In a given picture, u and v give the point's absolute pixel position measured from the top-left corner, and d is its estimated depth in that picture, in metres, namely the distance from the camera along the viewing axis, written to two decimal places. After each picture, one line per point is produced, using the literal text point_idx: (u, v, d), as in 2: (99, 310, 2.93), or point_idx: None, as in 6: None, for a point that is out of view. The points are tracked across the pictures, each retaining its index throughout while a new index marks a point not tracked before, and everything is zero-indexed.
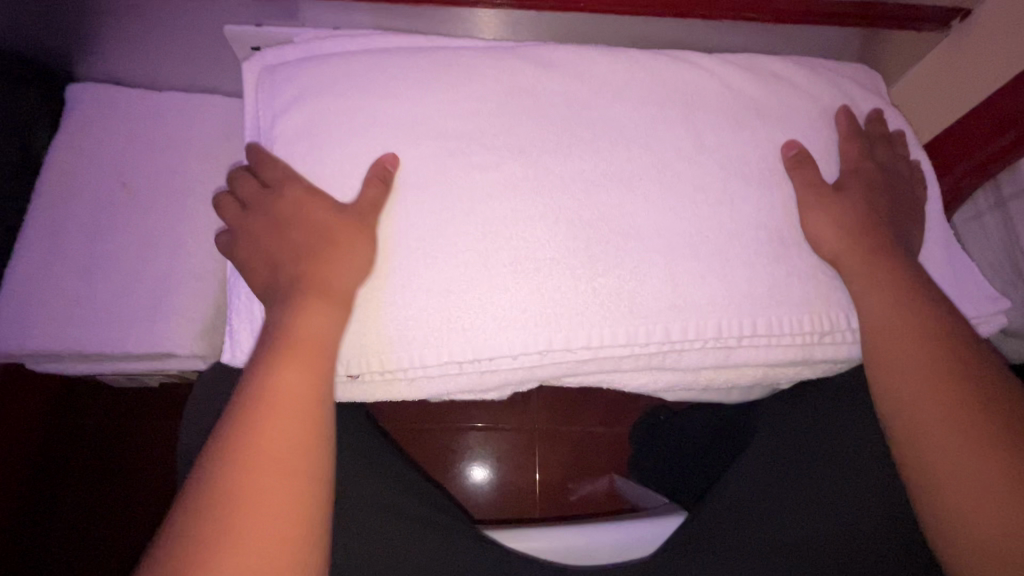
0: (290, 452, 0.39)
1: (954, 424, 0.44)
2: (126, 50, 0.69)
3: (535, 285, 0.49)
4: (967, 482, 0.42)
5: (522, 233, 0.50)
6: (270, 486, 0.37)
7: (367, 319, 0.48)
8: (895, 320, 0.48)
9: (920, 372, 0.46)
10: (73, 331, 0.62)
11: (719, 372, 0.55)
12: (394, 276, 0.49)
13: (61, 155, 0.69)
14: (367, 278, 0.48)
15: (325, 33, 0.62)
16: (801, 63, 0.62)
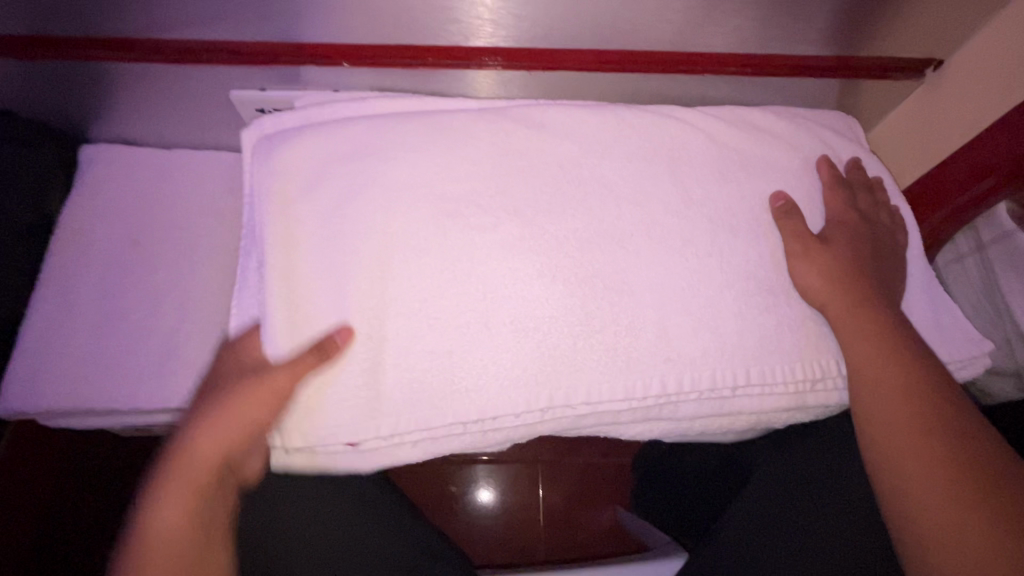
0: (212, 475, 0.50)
1: (935, 471, 0.45)
2: (137, 112, 0.72)
3: (534, 343, 0.51)
4: (947, 522, 0.44)
5: (520, 293, 0.52)
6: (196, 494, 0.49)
7: (370, 383, 0.50)
8: (878, 361, 0.50)
9: (902, 415, 0.48)
10: (86, 388, 0.64)
11: (716, 420, 0.57)
12: (392, 345, 0.50)
13: (75, 215, 0.71)
14: (371, 344, 0.50)
15: (326, 96, 0.65)
16: (783, 115, 0.65)
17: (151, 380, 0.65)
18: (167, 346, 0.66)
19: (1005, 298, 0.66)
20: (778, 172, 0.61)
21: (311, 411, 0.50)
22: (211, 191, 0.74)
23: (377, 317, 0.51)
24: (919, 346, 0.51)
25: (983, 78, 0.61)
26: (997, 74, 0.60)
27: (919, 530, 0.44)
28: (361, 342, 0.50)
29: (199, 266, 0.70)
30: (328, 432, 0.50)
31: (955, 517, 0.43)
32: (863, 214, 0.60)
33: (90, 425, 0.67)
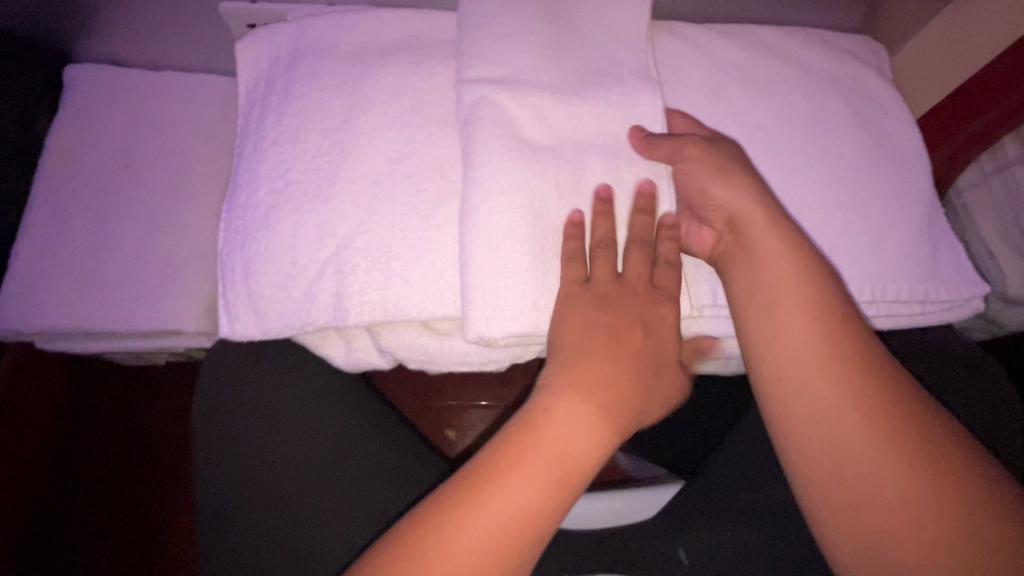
0: (543, 502, 0.40)
1: (846, 412, 0.43)
2: (121, 28, 0.69)
3: (527, 236, 0.48)
4: (865, 475, 0.41)
5: (516, 178, 0.48)
6: (505, 524, 0.39)
7: (341, 263, 0.50)
8: (760, 290, 0.48)
9: (802, 369, 0.45)
10: (81, 309, 0.63)
11: (688, 344, 0.57)
12: (354, 237, 0.50)
13: (62, 136, 0.69)
14: (344, 221, 0.51)
15: (319, 8, 0.61)
16: (802, 36, 0.61)
17: (146, 304, 0.64)
18: (162, 270, 0.65)
19: None
20: (796, 91, 0.58)
21: (277, 293, 0.51)
22: (202, 114, 0.71)
23: (352, 198, 0.51)
24: (871, 271, 0.52)
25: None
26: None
27: (842, 482, 0.42)
28: (329, 216, 0.51)
29: (191, 191, 0.68)
30: (297, 306, 0.51)
31: (874, 466, 0.41)
32: (881, 137, 0.57)
33: (91, 349, 0.67)
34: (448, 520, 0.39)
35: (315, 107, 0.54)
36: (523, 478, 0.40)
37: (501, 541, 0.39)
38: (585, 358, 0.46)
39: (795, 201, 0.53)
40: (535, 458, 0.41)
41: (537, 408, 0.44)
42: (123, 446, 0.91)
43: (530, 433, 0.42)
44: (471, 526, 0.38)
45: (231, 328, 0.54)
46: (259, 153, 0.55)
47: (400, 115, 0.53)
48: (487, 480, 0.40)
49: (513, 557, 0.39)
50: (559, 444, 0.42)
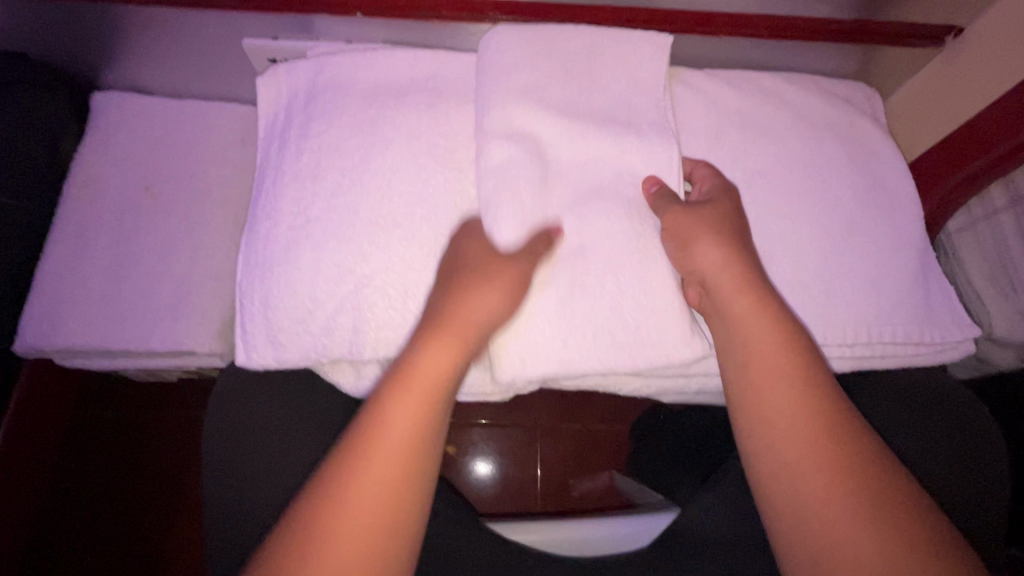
0: (389, 480, 0.41)
1: (814, 468, 0.43)
2: (148, 59, 0.72)
3: (561, 279, 0.52)
4: (819, 515, 0.42)
5: (543, 225, 0.53)
6: (376, 499, 0.40)
7: (361, 301, 0.53)
8: (742, 340, 0.49)
9: (783, 424, 0.46)
10: (100, 328, 0.65)
11: (690, 378, 0.59)
12: (374, 273, 0.53)
13: (88, 160, 0.72)
14: (363, 257, 0.53)
15: (337, 46, 0.64)
16: (799, 82, 0.64)
17: (163, 324, 0.66)
18: (178, 292, 0.67)
19: None
20: (793, 136, 0.60)
21: (296, 325, 0.54)
22: (221, 141, 0.74)
23: (371, 235, 0.54)
24: (862, 313, 0.55)
25: (1004, 46, 0.58)
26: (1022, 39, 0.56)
27: (807, 534, 0.42)
28: (350, 253, 0.53)
29: (209, 215, 0.71)
30: (317, 338, 0.54)
31: (836, 521, 0.42)
32: (874, 181, 0.60)
33: (105, 367, 0.69)
34: (329, 518, 0.39)
35: (333, 143, 0.57)
36: (403, 406, 0.43)
37: (373, 531, 0.39)
38: (428, 343, 0.46)
39: (791, 242, 0.56)
40: (385, 450, 0.41)
41: (411, 361, 0.45)
42: (129, 461, 0.93)
43: (367, 449, 0.41)
44: (351, 519, 0.39)
45: (247, 357, 0.55)
46: (278, 189, 0.57)
47: (415, 154, 0.56)
48: (339, 481, 0.40)
49: (384, 563, 0.39)
50: (427, 385, 0.44)
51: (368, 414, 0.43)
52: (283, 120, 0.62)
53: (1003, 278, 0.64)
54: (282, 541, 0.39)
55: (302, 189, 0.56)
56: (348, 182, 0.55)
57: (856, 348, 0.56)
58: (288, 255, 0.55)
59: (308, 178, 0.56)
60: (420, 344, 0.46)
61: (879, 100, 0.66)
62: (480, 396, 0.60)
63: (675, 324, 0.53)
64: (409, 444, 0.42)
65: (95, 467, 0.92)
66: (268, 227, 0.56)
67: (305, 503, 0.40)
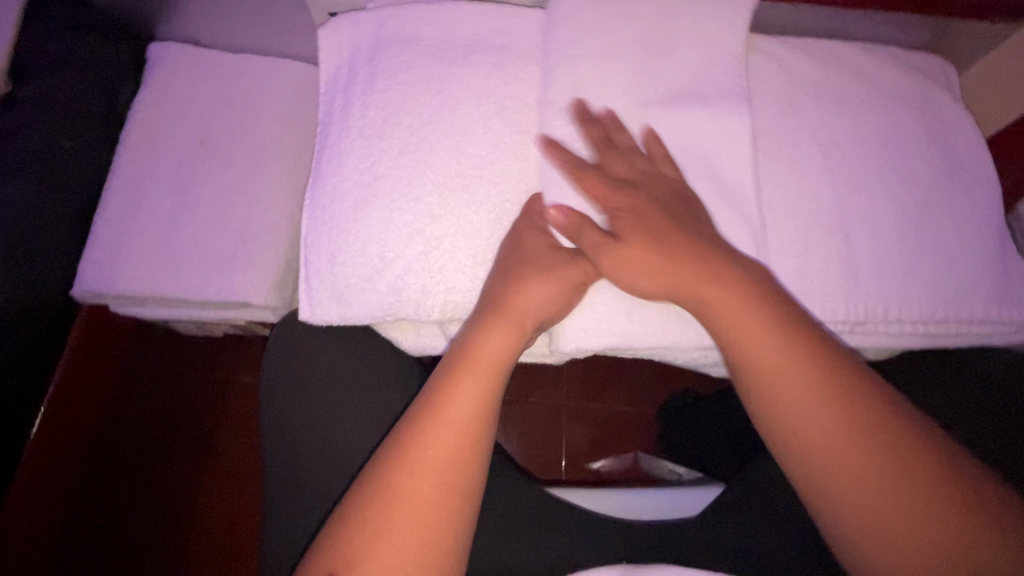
0: (444, 467, 0.42)
1: (849, 456, 0.41)
2: (207, 10, 0.71)
3: None
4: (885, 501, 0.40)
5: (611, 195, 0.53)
6: (426, 492, 0.41)
7: (432, 259, 0.53)
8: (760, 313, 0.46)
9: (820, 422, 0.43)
10: (156, 276, 0.66)
11: None
12: (445, 232, 0.53)
13: (145, 110, 0.72)
14: (434, 215, 0.53)
15: (402, 1, 0.63)
16: (874, 53, 0.62)
17: (218, 275, 0.66)
18: (233, 244, 0.67)
19: None
20: (869, 108, 0.58)
21: (362, 281, 0.53)
22: (276, 98, 0.74)
23: (442, 193, 0.53)
24: (934, 292, 0.53)
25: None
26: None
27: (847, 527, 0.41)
28: (420, 210, 0.53)
29: (264, 170, 0.70)
30: (384, 296, 0.53)
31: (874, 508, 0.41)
32: (951, 157, 0.58)
33: (158, 317, 0.70)
34: (398, 479, 0.42)
35: (401, 97, 0.56)
36: (465, 386, 0.45)
37: (440, 490, 0.42)
38: (487, 327, 0.48)
39: (867, 216, 0.54)
40: (446, 422, 0.44)
41: (472, 345, 0.47)
42: (168, 418, 0.94)
43: (434, 416, 0.44)
44: (417, 481, 0.42)
45: (312, 312, 0.56)
46: (344, 145, 0.57)
47: (484, 113, 0.55)
48: (412, 446, 0.43)
49: (449, 524, 0.41)
50: (486, 364, 0.47)
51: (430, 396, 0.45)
52: (346, 74, 0.62)
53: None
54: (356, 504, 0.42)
55: (369, 143, 0.56)
56: (416, 137, 0.55)
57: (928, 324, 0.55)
58: (355, 208, 0.54)
59: (376, 132, 0.56)
60: (481, 327, 0.49)
61: (954, 75, 0.64)
62: (537, 359, 0.61)
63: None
64: (467, 421, 0.44)
65: (135, 423, 0.93)
66: (333, 179, 0.56)
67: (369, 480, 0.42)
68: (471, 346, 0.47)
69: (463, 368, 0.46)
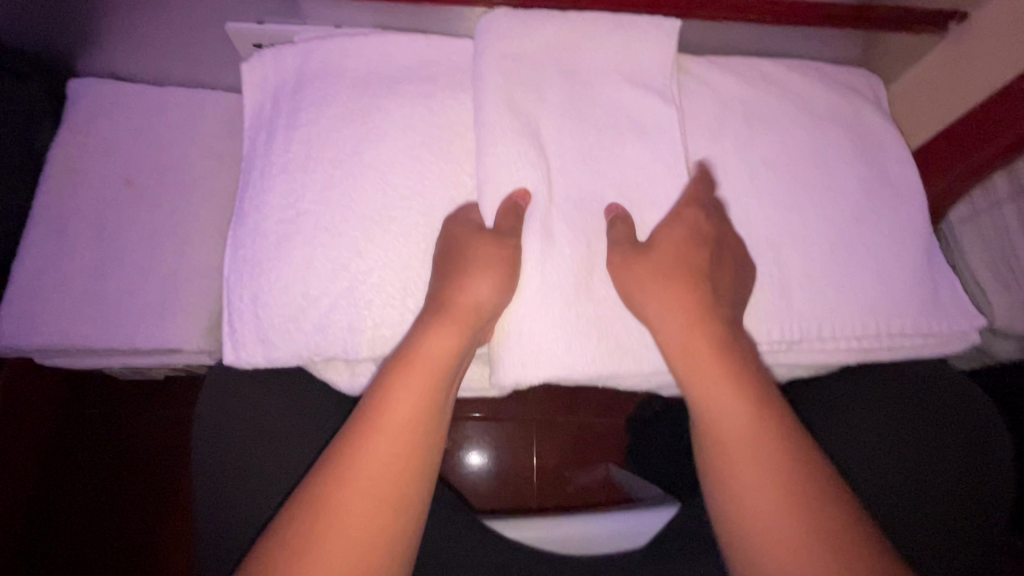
0: (387, 477, 0.41)
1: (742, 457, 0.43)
2: (128, 45, 0.69)
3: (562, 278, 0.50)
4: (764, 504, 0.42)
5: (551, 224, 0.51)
6: (365, 504, 0.40)
7: (357, 295, 0.51)
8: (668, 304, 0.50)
9: (741, 447, 0.44)
10: (80, 327, 0.63)
11: None
12: (370, 266, 0.51)
13: (65, 151, 0.69)
14: (358, 249, 0.51)
15: (325, 32, 0.62)
16: (801, 69, 0.62)
17: (148, 322, 0.64)
18: (163, 288, 0.65)
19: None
20: (796, 125, 0.59)
21: (287, 321, 0.52)
22: (206, 132, 0.71)
23: (365, 227, 0.52)
24: (866, 308, 0.54)
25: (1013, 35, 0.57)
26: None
27: (759, 556, 0.40)
28: (343, 245, 0.52)
29: (195, 208, 0.68)
30: (309, 334, 0.52)
31: (776, 526, 0.41)
32: (878, 171, 0.58)
33: (91, 365, 0.67)
34: (341, 487, 0.40)
35: (322, 134, 0.55)
36: (408, 389, 0.44)
37: (389, 495, 0.41)
38: (433, 326, 0.47)
39: (797, 236, 0.54)
40: (391, 429, 0.43)
41: (415, 344, 0.46)
42: (116, 461, 0.91)
43: (377, 425, 0.43)
44: (362, 486, 0.40)
45: (236, 355, 0.54)
46: (267, 181, 0.55)
47: (410, 145, 0.54)
48: (354, 455, 0.41)
49: (395, 529, 0.40)
50: (433, 364, 0.46)
51: (373, 401, 0.44)
52: (269, 109, 0.60)
53: (1004, 271, 0.64)
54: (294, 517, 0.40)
55: (290, 182, 0.54)
56: (338, 174, 0.53)
57: (863, 340, 0.55)
58: (277, 251, 0.52)
59: (297, 171, 0.54)
60: (427, 325, 0.47)
61: (881, 88, 0.65)
62: (479, 394, 0.59)
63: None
64: (410, 425, 0.43)
65: (80, 466, 0.89)
66: (255, 221, 0.54)
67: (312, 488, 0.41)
68: (414, 345, 0.46)
69: (407, 371, 0.45)
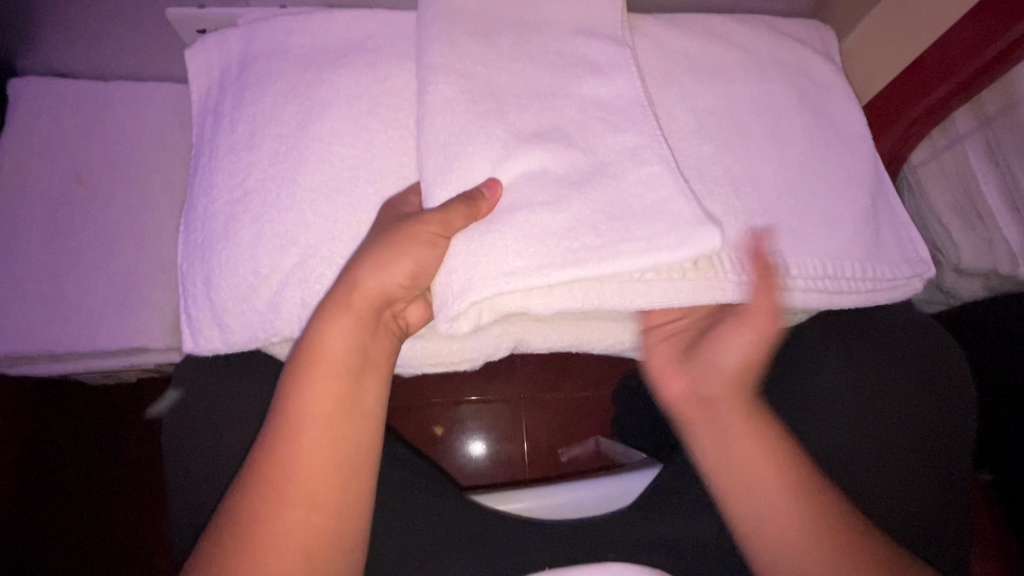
0: (312, 475, 0.41)
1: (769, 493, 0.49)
2: (66, 41, 0.67)
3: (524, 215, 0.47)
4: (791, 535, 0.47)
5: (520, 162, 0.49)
6: (293, 507, 0.40)
7: (313, 275, 0.50)
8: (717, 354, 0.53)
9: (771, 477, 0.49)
10: (40, 331, 0.62)
11: None
12: (325, 243, 0.51)
13: (10, 154, 0.67)
14: (311, 227, 0.51)
15: (269, 12, 0.60)
16: (751, 23, 0.62)
17: (111, 321, 0.63)
18: (124, 286, 0.64)
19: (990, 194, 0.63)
20: (751, 78, 0.59)
21: (244, 305, 0.51)
22: (156, 125, 0.69)
23: (317, 205, 0.51)
24: (828, 254, 0.54)
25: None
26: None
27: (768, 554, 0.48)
28: (296, 224, 0.51)
29: (151, 203, 0.67)
30: (265, 316, 0.51)
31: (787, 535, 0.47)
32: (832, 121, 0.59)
33: (56, 371, 0.66)
34: (263, 496, 0.40)
35: (269, 114, 0.53)
36: (319, 382, 0.44)
37: (309, 496, 0.41)
38: (330, 316, 0.45)
39: (754, 186, 0.55)
40: (301, 437, 0.42)
41: (317, 338, 0.45)
42: (101, 467, 0.91)
43: (291, 423, 0.43)
44: (284, 500, 0.40)
45: (194, 342, 0.53)
46: (213, 163, 0.54)
47: (359, 118, 0.53)
48: (274, 455, 0.42)
49: (328, 530, 0.41)
50: (337, 355, 0.45)
51: (284, 399, 0.44)
52: (215, 95, 0.58)
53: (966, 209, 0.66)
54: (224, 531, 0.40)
55: (239, 167, 0.53)
56: (288, 154, 0.52)
57: (826, 280, 0.54)
58: (232, 238, 0.52)
59: (246, 154, 0.53)
60: (326, 316, 0.46)
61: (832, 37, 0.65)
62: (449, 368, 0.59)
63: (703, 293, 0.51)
64: (325, 421, 0.43)
65: (65, 474, 0.89)
66: (208, 210, 0.53)
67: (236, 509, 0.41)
68: (314, 336, 0.45)
69: (310, 363, 0.44)
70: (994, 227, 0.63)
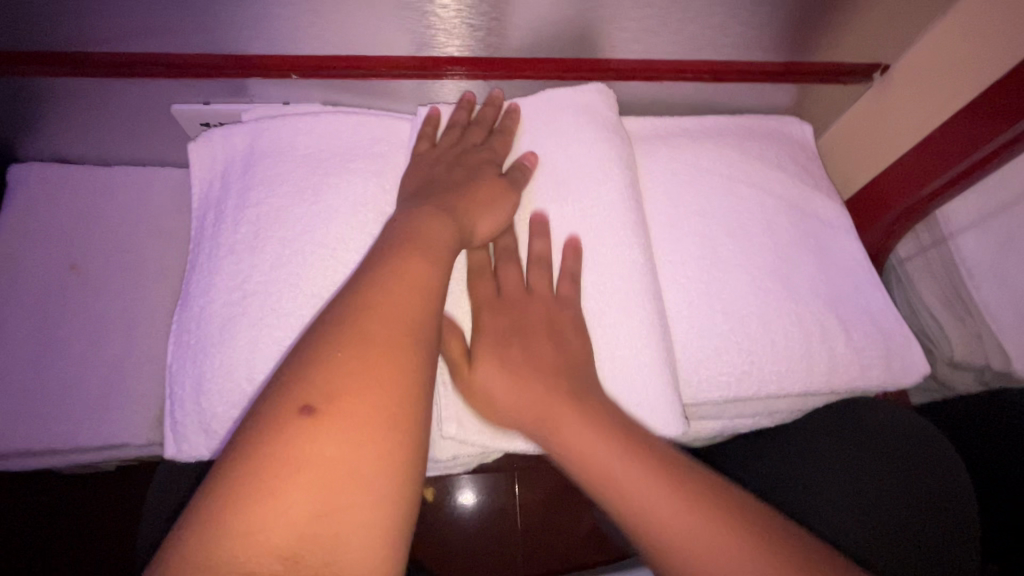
0: (366, 395, 0.32)
1: None
2: (70, 129, 0.68)
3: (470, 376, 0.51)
4: None
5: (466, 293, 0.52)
6: (345, 427, 0.30)
7: None
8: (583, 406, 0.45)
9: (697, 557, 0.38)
10: (18, 428, 0.59)
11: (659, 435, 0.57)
12: None
13: (4, 240, 0.66)
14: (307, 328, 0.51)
15: (274, 111, 0.62)
16: (728, 133, 0.67)
17: (94, 416, 0.61)
18: (111, 378, 0.63)
19: (969, 291, 0.65)
20: (730, 186, 0.62)
21: (233, 411, 0.50)
22: (154, 212, 0.70)
23: (313, 308, 0.51)
24: (818, 350, 0.56)
25: (939, 70, 0.59)
26: (961, 62, 0.57)
27: None
28: (291, 326, 0.51)
29: (145, 291, 0.66)
30: None
31: None
32: (805, 226, 0.62)
33: (30, 466, 0.63)
34: (305, 419, 0.30)
35: (270, 213, 0.54)
36: (386, 305, 0.35)
37: (368, 423, 0.31)
38: (397, 263, 0.39)
39: (735, 287, 0.57)
40: (367, 349, 0.33)
41: (384, 271, 0.38)
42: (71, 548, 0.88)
43: (349, 341, 0.33)
44: (336, 403, 0.31)
45: (178, 447, 0.52)
46: (212, 262, 0.54)
47: (360, 222, 0.54)
48: (327, 373, 0.32)
49: (392, 442, 0.31)
50: (409, 287, 0.37)
51: (335, 322, 0.34)
52: (217, 189, 0.59)
53: (957, 302, 0.67)
54: (239, 456, 0.30)
55: (235, 266, 0.53)
56: (285, 255, 0.52)
57: (802, 384, 0.56)
58: (225, 339, 0.51)
59: (244, 253, 0.53)
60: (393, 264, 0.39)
61: (806, 142, 0.71)
62: (443, 472, 0.58)
63: (665, 398, 0.51)
64: (394, 341, 0.34)
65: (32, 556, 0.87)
66: (202, 307, 0.53)
67: (260, 423, 0.31)
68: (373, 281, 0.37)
69: (370, 288, 0.36)
70: (982, 325, 0.65)
